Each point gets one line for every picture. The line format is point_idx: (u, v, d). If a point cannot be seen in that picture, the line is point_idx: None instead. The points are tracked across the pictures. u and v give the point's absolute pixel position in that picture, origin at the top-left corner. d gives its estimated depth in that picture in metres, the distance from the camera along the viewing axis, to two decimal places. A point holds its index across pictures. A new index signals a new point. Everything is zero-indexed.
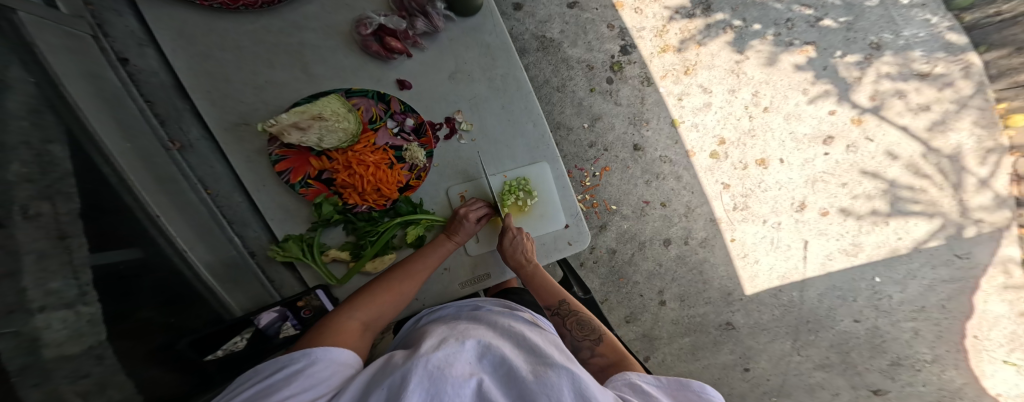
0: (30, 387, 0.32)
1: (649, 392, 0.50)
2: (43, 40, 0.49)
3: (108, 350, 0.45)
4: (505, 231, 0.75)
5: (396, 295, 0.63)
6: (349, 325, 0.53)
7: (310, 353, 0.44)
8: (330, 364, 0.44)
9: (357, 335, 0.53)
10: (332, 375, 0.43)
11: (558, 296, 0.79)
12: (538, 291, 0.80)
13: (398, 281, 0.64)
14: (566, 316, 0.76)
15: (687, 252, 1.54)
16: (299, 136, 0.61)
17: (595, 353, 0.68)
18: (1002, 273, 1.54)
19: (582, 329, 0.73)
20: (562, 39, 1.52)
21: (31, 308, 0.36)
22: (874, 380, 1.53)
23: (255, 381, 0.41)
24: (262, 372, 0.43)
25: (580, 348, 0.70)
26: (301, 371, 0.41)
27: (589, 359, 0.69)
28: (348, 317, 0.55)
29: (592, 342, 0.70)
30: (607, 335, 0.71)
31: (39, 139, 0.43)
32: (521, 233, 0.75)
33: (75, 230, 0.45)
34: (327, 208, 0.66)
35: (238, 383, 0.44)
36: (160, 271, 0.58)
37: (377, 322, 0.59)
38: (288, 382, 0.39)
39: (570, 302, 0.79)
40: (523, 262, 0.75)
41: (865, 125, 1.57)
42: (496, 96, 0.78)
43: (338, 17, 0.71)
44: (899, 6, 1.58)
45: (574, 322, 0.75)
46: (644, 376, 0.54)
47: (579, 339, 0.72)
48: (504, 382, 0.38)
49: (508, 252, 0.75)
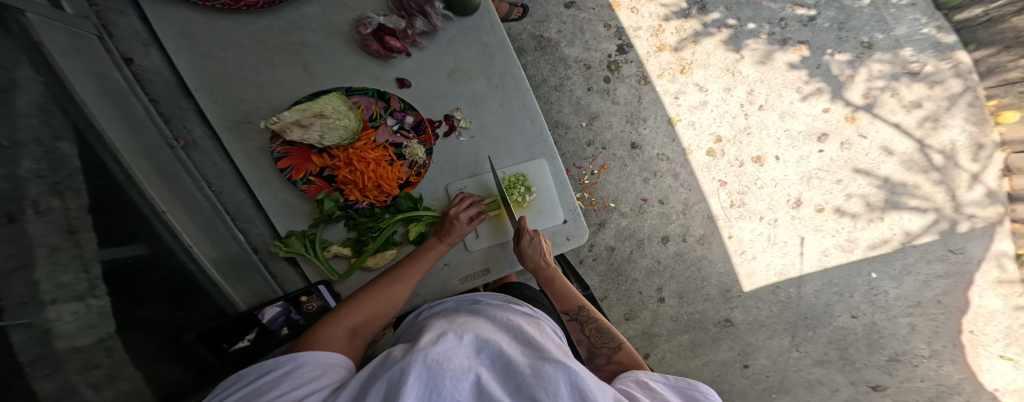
0: (42, 377, 0.34)
1: (656, 389, 0.52)
2: (50, 39, 0.50)
3: (117, 342, 0.46)
4: (522, 233, 0.76)
5: (384, 301, 0.63)
6: (334, 332, 0.54)
7: (297, 357, 0.45)
8: (319, 364, 0.45)
9: (344, 342, 0.54)
10: (321, 373, 0.44)
11: (576, 302, 0.80)
12: (556, 295, 0.83)
13: (386, 287, 0.64)
14: (585, 322, 0.77)
15: (685, 249, 1.55)
16: (301, 134, 0.62)
17: (611, 360, 0.69)
18: (996, 267, 1.56)
19: (601, 336, 0.74)
20: (559, 39, 1.54)
21: (42, 300, 0.37)
22: (873, 376, 1.54)
23: (244, 383, 0.42)
24: (250, 374, 0.44)
25: (598, 354, 0.72)
26: (291, 373, 0.42)
27: (603, 366, 0.70)
28: (334, 325, 0.55)
29: (610, 349, 0.71)
30: (625, 344, 0.71)
31: (48, 136, 0.44)
32: (538, 235, 0.77)
33: (84, 225, 0.46)
34: (328, 204, 0.67)
35: (226, 385, 0.44)
36: (164, 267, 0.59)
37: (365, 329, 0.59)
38: (276, 383, 0.41)
39: (588, 309, 0.80)
40: (542, 264, 0.77)
41: (857, 123, 1.59)
42: (495, 93, 0.79)
43: (338, 16, 0.72)
44: (889, 6, 1.60)
45: (593, 329, 0.76)
46: (652, 375, 0.56)
47: (596, 346, 0.73)
48: (503, 375, 0.39)
49: (529, 255, 0.77)
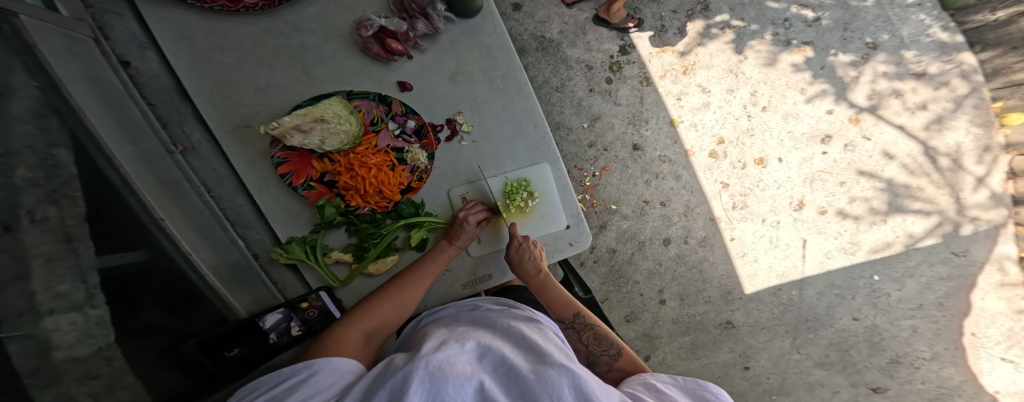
0: (42, 389, 0.33)
1: (663, 390, 0.51)
2: (45, 43, 0.50)
3: (117, 351, 0.46)
4: (512, 240, 0.77)
5: (396, 305, 0.64)
6: (351, 335, 0.56)
7: (313, 364, 0.45)
8: (332, 372, 0.45)
9: (359, 345, 0.56)
10: (334, 382, 0.44)
11: (572, 310, 0.80)
12: (551, 304, 0.81)
13: (398, 292, 0.64)
14: (582, 330, 0.76)
15: (687, 251, 1.54)
16: (301, 139, 0.62)
17: (613, 368, 0.70)
18: (999, 270, 1.55)
19: (600, 344, 0.73)
20: (561, 40, 1.53)
21: (39, 311, 0.36)
22: (874, 378, 1.54)
23: (264, 389, 0.43)
24: (271, 379, 0.45)
25: (597, 363, 0.72)
26: (305, 381, 0.42)
27: (606, 374, 0.70)
28: (350, 328, 0.57)
29: (611, 357, 0.72)
30: (625, 349, 0.72)
31: (44, 143, 0.44)
32: (528, 241, 0.77)
33: (80, 233, 0.45)
34: (329, 210, 0.66)
35: (247, 389, 0.46)
36: (163, 274, 0.58)
37: (379, 332, 0.61)
38: (291, 391, 0.41)
39: (585, 315, 0.79)
40: (533, 272, 0.76)
41: (862, 124, 1.58)
42: (496, 97, 0.78)
43: (339, 19, 0.71)
44: (895, 6, 1.59)
45: (591, 336, 0.75)
46: (660, 376, 0.56)
47: (596, 354, 0.73)
48: (505, 380, 0.39)
49: (519, 264, 0.76)
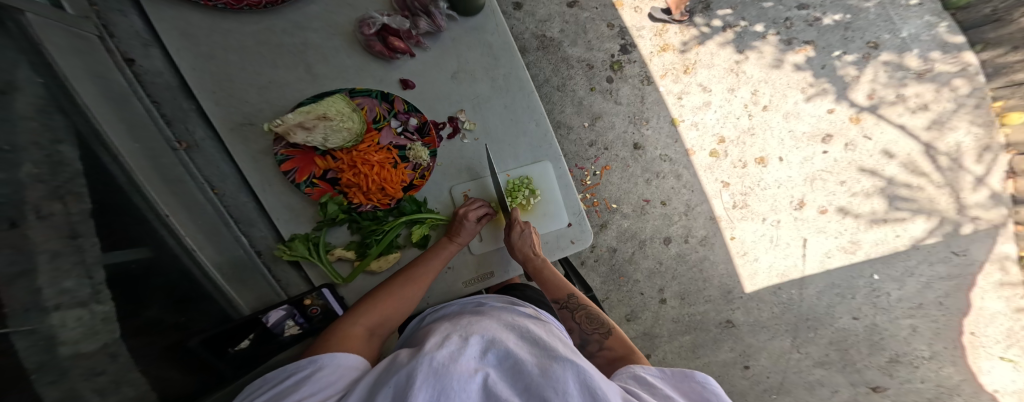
0: (48, 384, 0.33)
1: (653, 383, 0.51)
2: (52, 42, 0.50)
3: (122, 347, 0.46)
4: (512, 225, 0.75)
5: (399, 302, 0.64)
6: (355, 331, 0.56)
7: (317, 360, 0.46)
8: (337, 367, 0.46)
9: (362, 340, 0.56)
10: (338, 379, 0.44)
11: (565, 291, 0.81)
12: (545, 284, 0.80)
13: (401, 288, 0.65)
14: (575, 309, 0.78)
15: (687, 250, 1.55)
16: (304, 136, 0.62)
17: (603, 346, 0.70)
18: (999, 269, 1.56)
19: (591, 322, 0.74)
20: (562, 39, 1.53)
21: (45, 306, 0.36)
22: (874, 377, 1.54)
23: (269, 386, 0.44)
24: (275, 377, 0.45)
25: (588, 341, 0.72)
26: (310, 376, 0.43)
27: (597, 352, 0.70)
28: (353, 324, 0.57)
29: (601, 336, 0.72)
30: (615, 329, 0.72)
31: (49, 140, 0.44)
32: (529, 227, 0.76)
33: (85, 230, 0.45)
34: (332, 207, 0.67)
35: (252, 385, 0.46)
36: (168, 271, 0.58)
37: (382, 328, 0.61)
38: (298, 385, 0.41)
39: (578, 296, 0.81)
40: (530, 256, 0.75)
41: (862, 124, 1.58)
42: (498, 95, 0.78)
43: (341, 17, 0.71)
44: (897, 6, 1.59)
45: (583, 315, 0.77)
46: (649, 369, 0.56)
47: (587, 332, 0.73)
48: (510, 375, 0.39)
49: (517, 246, 0.75)
